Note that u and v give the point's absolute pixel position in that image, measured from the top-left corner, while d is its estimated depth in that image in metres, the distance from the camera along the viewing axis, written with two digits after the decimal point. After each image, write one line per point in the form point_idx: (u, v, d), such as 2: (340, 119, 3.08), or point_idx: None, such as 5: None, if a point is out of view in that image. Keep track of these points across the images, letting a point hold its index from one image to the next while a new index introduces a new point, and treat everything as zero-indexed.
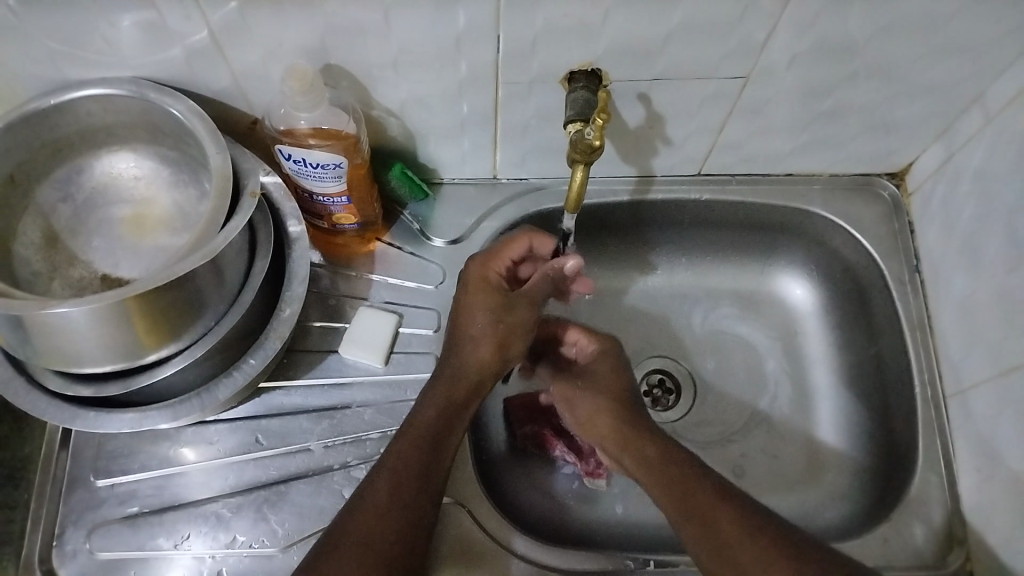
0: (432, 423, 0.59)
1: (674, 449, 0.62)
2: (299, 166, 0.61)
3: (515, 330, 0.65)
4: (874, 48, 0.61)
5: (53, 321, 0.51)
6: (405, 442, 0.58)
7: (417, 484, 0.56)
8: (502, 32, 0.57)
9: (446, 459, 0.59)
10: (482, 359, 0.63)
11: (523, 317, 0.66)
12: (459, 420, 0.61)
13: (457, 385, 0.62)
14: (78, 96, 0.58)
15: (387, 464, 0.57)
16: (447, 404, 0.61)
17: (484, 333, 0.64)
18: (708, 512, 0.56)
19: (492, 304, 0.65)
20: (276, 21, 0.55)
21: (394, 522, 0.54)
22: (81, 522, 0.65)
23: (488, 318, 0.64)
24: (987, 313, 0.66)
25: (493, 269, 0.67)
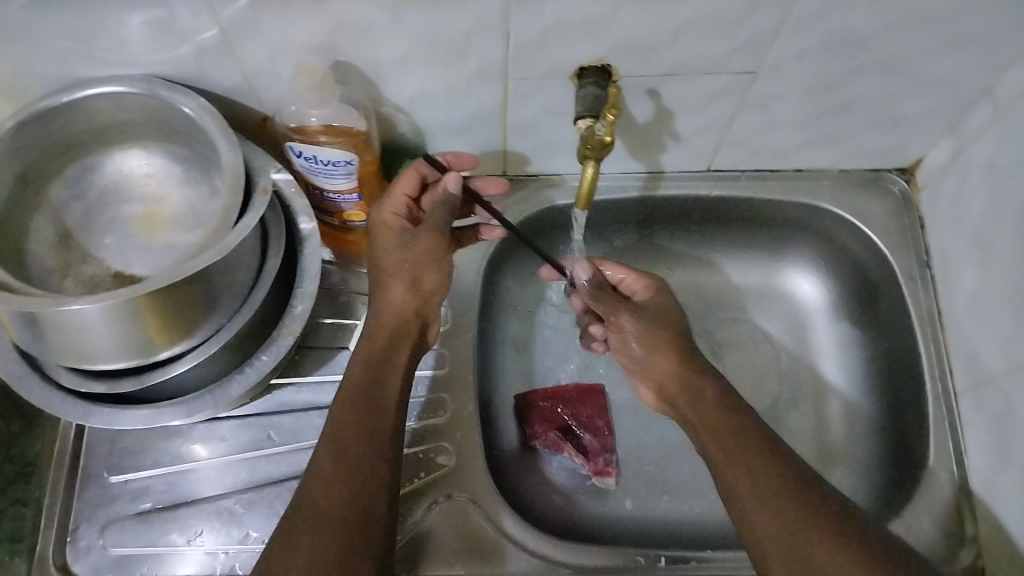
0: (361, 383, 0.58)
1: (730, 398, 0.61)
2: (310, 163, 0.62)
3: (425, 263, 0.64)
4: (884, 42, 0.61)
5: (67, 317, 0.51)
6: (340, 406, 0.57)
7: (361, 442, 0.55)
8: (511, 28, 0.57)
9: (386, 408, 0.58)
10: (399, 299, 0.63)
11: (427, 245, 0.65)
12: (389, 368, 0.60)
13: (375, 340, 0.61)
14: (89, 94, 0.58)
15: (327, 435, 0.56)
16: (372, 356, 0.60)
17: (394, 274, 0.64)
18: (745, 454, 0.56)
19: (396, 242, 0.65)
20: (287, 17, 0.55)
21: (348, 491, 0.53)
22: (94, 518, 0.65)
23: (394, 260, 0.64)
24: (998, 307, 0.66)
25: (389, 209, 0.66)
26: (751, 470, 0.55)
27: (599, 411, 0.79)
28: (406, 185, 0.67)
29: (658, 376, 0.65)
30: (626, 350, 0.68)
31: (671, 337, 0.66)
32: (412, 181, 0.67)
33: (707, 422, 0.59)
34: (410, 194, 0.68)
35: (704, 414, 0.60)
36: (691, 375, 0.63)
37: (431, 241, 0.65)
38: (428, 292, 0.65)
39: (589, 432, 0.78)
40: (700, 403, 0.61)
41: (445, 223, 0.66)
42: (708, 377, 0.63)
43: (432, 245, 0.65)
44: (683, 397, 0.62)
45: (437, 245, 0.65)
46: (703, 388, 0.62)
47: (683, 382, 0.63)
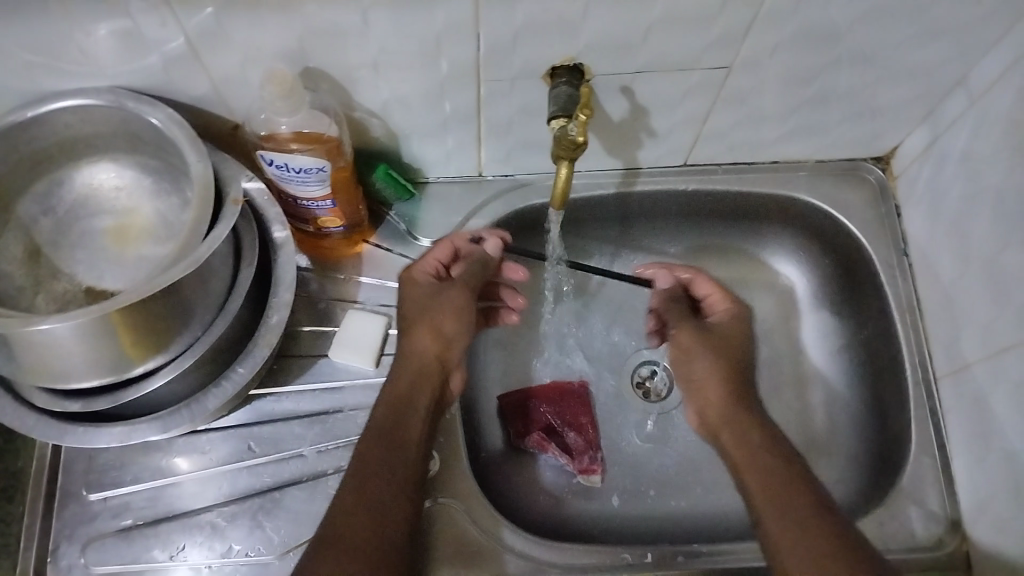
0: (385, 421, 0.60)
1: (781, 444, 0.61)
2: (281, 171, 0.60)
3: (447, 312, 0.65)
4: (857, 34, 0.61)
5: (37, 337, 0.50)
6: (364, 443, 0.58)
7: (383, 479, 0.57)
8: (482, 30, 0.57)
9: (408, 448, 0.59)
10: (422, 347, 0.64)
11: (453, 298, 0.66)
12: (414, 411, 0.61)
13: (398, 383, 0.62)
14: (54, 108, 0.57)
15: (350, 470, 0.57)
16: (395, 400, 0.61)
17: (418, 322, 0.65)
18: (783, 491, 0.57)
19: (422, 295, 0.66)
20: (253, 25, 0.54)
21: (369, 523, 0.54)
22: (75, 537, 0.64)
23: (418, 309, 0.65)
24: (976, 295, 0.67)
25: (421, 270, 0.68)
26: (791, 511, 0.56)
27: (582, 408, 0.79)
28: (439, 252, 0.69)
29: (703, 398, 0.66)
30: (687, 372, 0.68)
31: (731, 363, 0.66)
32: (445, 249, 0.69)
33: (753, 461, 0.60)
34: (445, 261, 0.69)
35: (752, 454, 0.61)
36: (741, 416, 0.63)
37: (457, 295, 0.66)
38: (452, 340, 0.65)
39: (574, 430, 0.77)
40: (745, 445, 0.61)
41: (474, 283, 0.68)
42: (759, 419, 0.63)
43: (458, 297, 0.66)
44: (728, 434, 0.63)
45: (463, 300, 0.66)
46: (750, 431, 0.62)
47: (731, 420, 0.63)
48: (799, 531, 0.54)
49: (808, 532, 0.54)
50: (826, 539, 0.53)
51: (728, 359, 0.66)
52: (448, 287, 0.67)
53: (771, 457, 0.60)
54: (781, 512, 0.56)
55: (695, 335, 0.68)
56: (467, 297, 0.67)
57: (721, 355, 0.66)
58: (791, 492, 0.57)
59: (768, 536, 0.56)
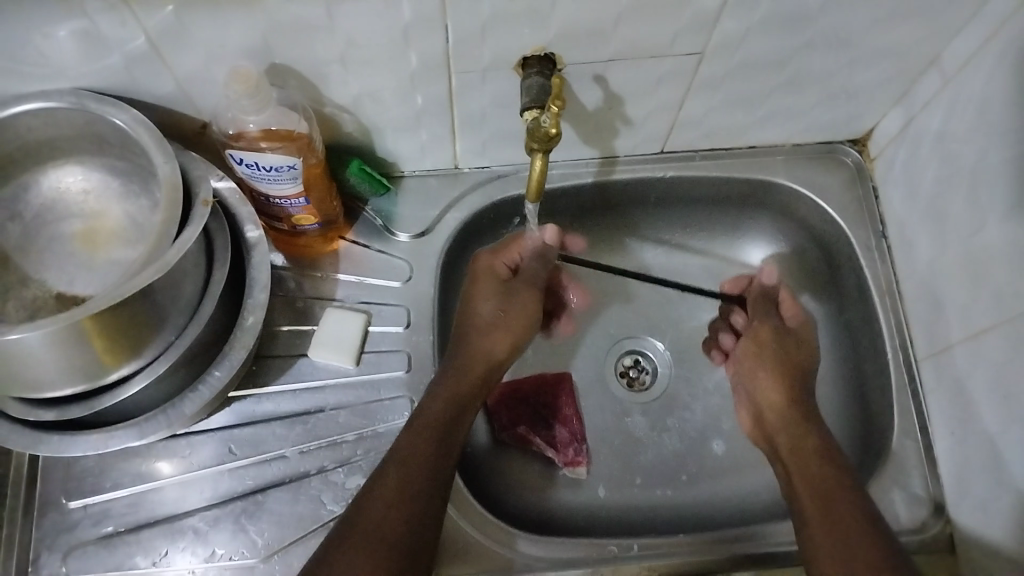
0: (442, 414, 0.60)
1: (835, 453, 0.61)
2: (252, 170, 0.60)
3: (520, 318, 0.67)
4: (829, 17, 0.61)
5: (6, 349, 0.50)
6: (415, 432, 0.59)
7: (430, 478, 0.56)
8: (450, 22, 0.56)
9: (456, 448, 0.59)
10: (491, 347, 0.65)
11: (523, 301, 0.68)
12: (467, 413, 0.61)
13: (462, 374, 0.63)
14: (17, 113, 0.56)
15: (395, 457, 0.57)
16: (455, 392, 0.61)
17: (491, 322, 0.65)
18: (829, 494, 0.58)
19: (495, 291, 0.67)
20: (215, 22, 0.53)
21: (402, 519, 0.54)
22: (56, 545, 0.63)
23: (492, 305, 0.66)
24: (954, 275, 0.67)
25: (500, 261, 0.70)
26: (834, 514, 0.57)
27: (568, 399, 0.79)
28: (513, 249, 0.72)
29: (762, 400, 0.68)
30: (750, 370, 0.70)
31: (796, 374, 0.67)
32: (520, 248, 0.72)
33: (802, 465, 0.61)
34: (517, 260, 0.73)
35: (803, 457, 0.61)
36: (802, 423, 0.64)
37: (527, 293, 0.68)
38: (516, 346, 0.66)
39: (559, 422, 0.77)
40: (802, 451, 0.62)
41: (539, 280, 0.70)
42: (813, 427, 0.64)
43: (529, 305, 0.68)
44: (785, 436, 0.64)
45: (531, 297, 0.69)
46: (805, 439, 0.63)
47: (787, 423, 0.65)
48: (843, 536, 0.55)
49: (847, 535, 0.55)
50: (866, 543, 0.54)
51: (793, 368, 0.68)
52: (519, 286, 0.68)
53: (824, 463, 0.60)
54: (823, 510, 0.57)
55: (772, 334, 0.71)
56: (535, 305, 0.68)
57: (785, 365, 0.68)
58: (839, 495, 0.58)
59: (810, 536, 0.56)
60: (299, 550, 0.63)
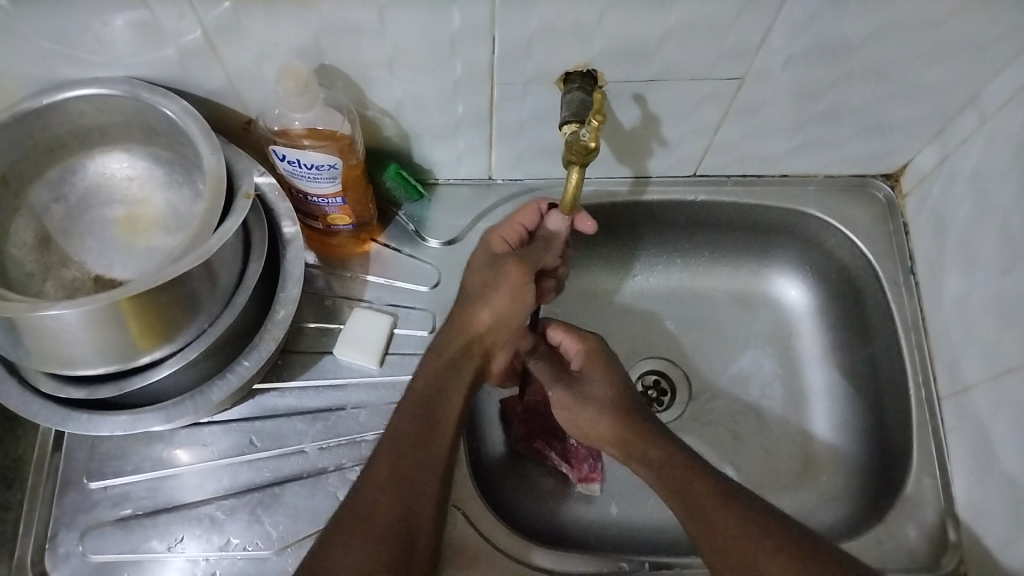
0: (426, 391, 0.60)
1: (678, 453, 0.60)
2: (294, 167, 0.61)
3: (502, 290, 0.63)
4: (869, 50, 0.61)
5: (47, 324, 0.51)
6: (402, 412, 0.59)
7: (417, 454, 0.56)
8: (497, 33, 0.57)
9: (444, 424, 0.59)
10: (476, 320, 0.63)
11: (511, 270, 0.63)
12: (454, 390, 0.61)
13: (444, 351, 0.62)
14: (71, 96, 0.58)
15: (386, 440, 0.57)
16: (436, 370, 0.61)
17: (474, 295, 0.64)
18: (695, 495, 0.57)
19: (487, 264, 0.65)
20: (269, 20, 0.54)
21: (394, 499, 0.54)
22: (74, 524, 0.64)
23: (480, 278, 0.64)
24: (981, 314, 0.67)
25: (500, 235, 0.68)
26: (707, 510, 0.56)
27: None
28: (526, 218, 0.69)
29: (602, 440, 0.64)
30: (575, 425, 0.66)
31: (604, 404, 0.63)
32: (531, 216, 0.69)
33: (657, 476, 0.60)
34: (528, 226, 0.69)
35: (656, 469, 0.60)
36: (633, 432, 0.62)
37: (517, 266, 0.63)
38: (507, 314, 0.63)
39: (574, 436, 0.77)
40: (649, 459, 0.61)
41: (536, 256, 0.66)
42: (656, 429, 0.62)
43: (517, 274, 0.63)
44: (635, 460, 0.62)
45: (523, 271, 0.63)
46: (649, 446, 0.61)
47: (630, 443, 0.62)
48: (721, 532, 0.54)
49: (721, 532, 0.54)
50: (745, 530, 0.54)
51: (600, 395, 0.64)
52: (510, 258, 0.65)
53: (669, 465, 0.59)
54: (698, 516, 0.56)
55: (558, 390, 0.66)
56: (524, 272, 0.63)
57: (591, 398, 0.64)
58: (704, 502, 0.56)
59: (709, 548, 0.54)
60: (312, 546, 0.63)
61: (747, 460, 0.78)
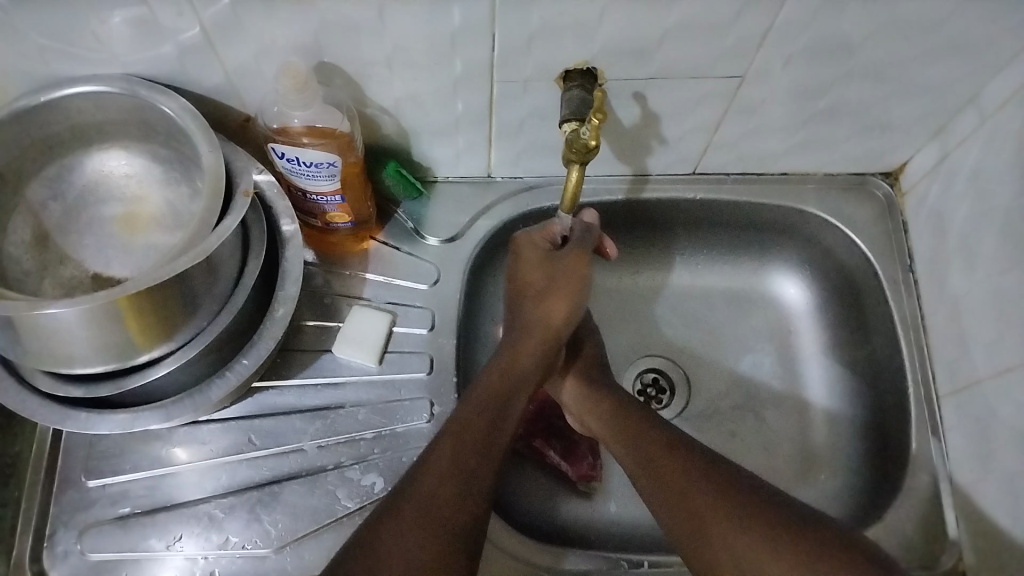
0: (497, 389, 0.61)
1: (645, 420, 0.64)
2: (293, 165, 0.61)
3: (572, 282, 0.66)
4: (870, 49, 0.61)
5: (45, 322, 0.51)
6: (467, 408, 0.59)
7: (481, 445, 0.57)
8: (497, 30, 0.57)
9: (505, 428, 0.60)
10: (551, 314, 0.66)
11: (573, 265, 0.66)
12: (521, 393, 0.62)
13: (517, 355, 0.64)
14: (69, 94, 0.57)
15: (450, 431, 0.57)
16: (507, 371, 0.63)
17: (543, 293, 0.66)
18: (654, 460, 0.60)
19: (543, 263, 0.66)
20: (268, 18, 0.54)
21: (457, 489, 0.54)
22: (72, 523, 0.64)
23: (540, 274, 0.66)
24: (981, 312, 0.67)
25: (542, 235, 0.67)
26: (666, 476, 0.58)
27: None
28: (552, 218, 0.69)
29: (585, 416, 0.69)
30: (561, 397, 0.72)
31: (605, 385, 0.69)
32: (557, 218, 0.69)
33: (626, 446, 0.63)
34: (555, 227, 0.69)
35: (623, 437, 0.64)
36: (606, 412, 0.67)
37: (579, 258, 0.66)
38: (575, 308, 0.67)
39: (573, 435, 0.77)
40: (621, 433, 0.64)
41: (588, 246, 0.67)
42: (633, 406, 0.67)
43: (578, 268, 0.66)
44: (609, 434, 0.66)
45: (583, 265, 0.66)
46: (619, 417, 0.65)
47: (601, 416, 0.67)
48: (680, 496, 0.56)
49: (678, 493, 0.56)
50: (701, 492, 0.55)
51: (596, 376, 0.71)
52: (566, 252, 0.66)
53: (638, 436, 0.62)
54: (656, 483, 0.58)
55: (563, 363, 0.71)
56: (586, 266, 0.67)
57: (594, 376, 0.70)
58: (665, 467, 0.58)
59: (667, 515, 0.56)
60: (311, 544, 0.63)
61: (746, 458, 0.78)
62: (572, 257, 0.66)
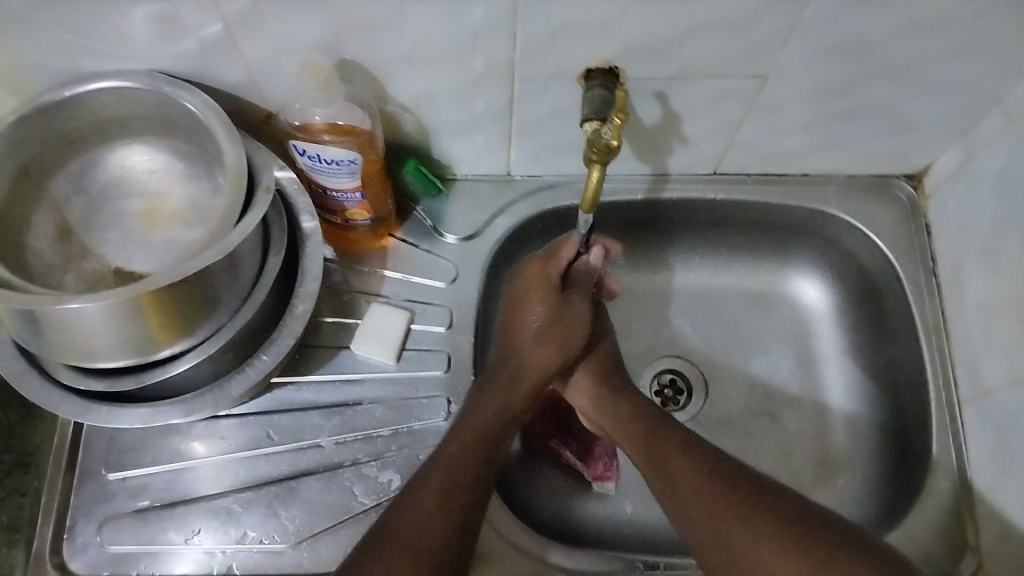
0: (489, 425, 0.61)
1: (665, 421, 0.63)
2: (313, 162, 0.61)
3: (574, 327, 0.66)
4: (894, 49, 0.61)
5: (67, 316, 0.51)
6: (459, 442, 0.59)
7: (471, 483, 0.57)
8: (519, 28, 0.56)
9: (495, 464, 0.60)
10: (547, 359, 0.65)
11: (576, 313, 0.67)
12: (508, 430, 0.62)
13: (513, 393, 0.64)
14: (93, 89, 0.58)
15: (439, 465, 0.57)
16: (501, 406, 0.63)
17: (542, 334, 0.66)
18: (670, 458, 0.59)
19: (549, 302, 0.66)
20: (290, 14, 0.54)
21: (443, 526, 0.54)
22: (92, 515, 0.65)
23: (546, 317, 0.66)
24: (1004, 317, 0.66)
25: (551, 268, 0.68)
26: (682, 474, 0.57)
27: None
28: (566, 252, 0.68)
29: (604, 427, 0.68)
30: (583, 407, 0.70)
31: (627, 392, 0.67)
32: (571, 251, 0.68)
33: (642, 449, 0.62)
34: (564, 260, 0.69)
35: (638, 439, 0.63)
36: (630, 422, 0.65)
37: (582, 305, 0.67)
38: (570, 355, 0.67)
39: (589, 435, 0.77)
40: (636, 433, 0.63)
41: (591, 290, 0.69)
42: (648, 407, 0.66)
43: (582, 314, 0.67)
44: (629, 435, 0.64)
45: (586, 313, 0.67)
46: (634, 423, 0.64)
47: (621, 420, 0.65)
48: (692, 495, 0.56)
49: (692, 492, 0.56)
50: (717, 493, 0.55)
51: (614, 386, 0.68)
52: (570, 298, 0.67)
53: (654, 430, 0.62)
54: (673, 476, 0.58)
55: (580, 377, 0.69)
56: (586, 315, 0.67)
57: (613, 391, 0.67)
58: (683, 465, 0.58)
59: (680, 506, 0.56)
60: (328, 540, 0.64)
61: (764, 460, 0.78)
62: (575, 302, 0.67)
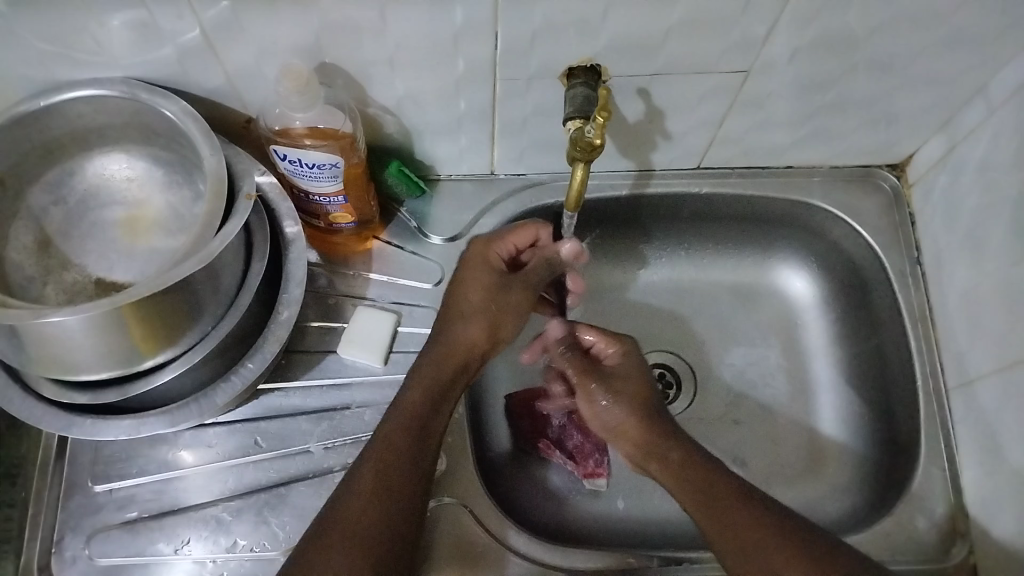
0: (419, 406, 0.60)
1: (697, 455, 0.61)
2: (295, 166, 0.60)
3: (508, 312, 0.67)
4: (875, 42, 0.61)
5: (47, 329, 0.50)
6: (394, 425, 0.59)
7: (406, 469, 0.57)
8: (500, 29, 0.56)
9: (429, 450, 0.59)
10: (475, 338, 0.65)
11: (517, 297, 0.67)
12: (441, 408, 0.61)
13: (443, 364, 0.62)
14: (68, 99, 0.57)
15: (374, 451, 0.57)
16: (430, 384, 0.61)
17: (474, 313, 0.65)
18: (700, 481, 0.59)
19: (489, 282, 0.66)
20: (268, 19, 0.53)
21: (383, 518, 0.54)
22: (80, 528, 0.64)
23: (481, 297, 0.66)
24: (989, 306, 0.66)
25: (495, 250, 0.68)
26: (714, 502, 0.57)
27: None
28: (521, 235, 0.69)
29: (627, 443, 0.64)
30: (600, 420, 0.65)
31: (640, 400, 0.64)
32: (527, 234, 0.69)
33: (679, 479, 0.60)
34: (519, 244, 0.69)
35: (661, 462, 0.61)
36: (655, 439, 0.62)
37: (523, 294, 0.68)
38: (496, 339, 0.67)
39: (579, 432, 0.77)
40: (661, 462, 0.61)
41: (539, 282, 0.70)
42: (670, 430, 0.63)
43: (520, 300, 0.68)
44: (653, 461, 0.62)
45: (524, 299, 0.68)
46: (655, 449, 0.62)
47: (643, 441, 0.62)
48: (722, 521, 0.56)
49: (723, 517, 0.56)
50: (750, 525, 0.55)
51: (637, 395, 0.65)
52: (513, 282, 0.68)
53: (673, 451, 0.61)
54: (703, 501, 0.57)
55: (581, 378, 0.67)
56: (526, 302, 0.68)
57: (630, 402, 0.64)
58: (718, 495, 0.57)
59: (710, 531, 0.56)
60: None
61: (753, 452, 0.78)
62: (517, 289, 0.68)
